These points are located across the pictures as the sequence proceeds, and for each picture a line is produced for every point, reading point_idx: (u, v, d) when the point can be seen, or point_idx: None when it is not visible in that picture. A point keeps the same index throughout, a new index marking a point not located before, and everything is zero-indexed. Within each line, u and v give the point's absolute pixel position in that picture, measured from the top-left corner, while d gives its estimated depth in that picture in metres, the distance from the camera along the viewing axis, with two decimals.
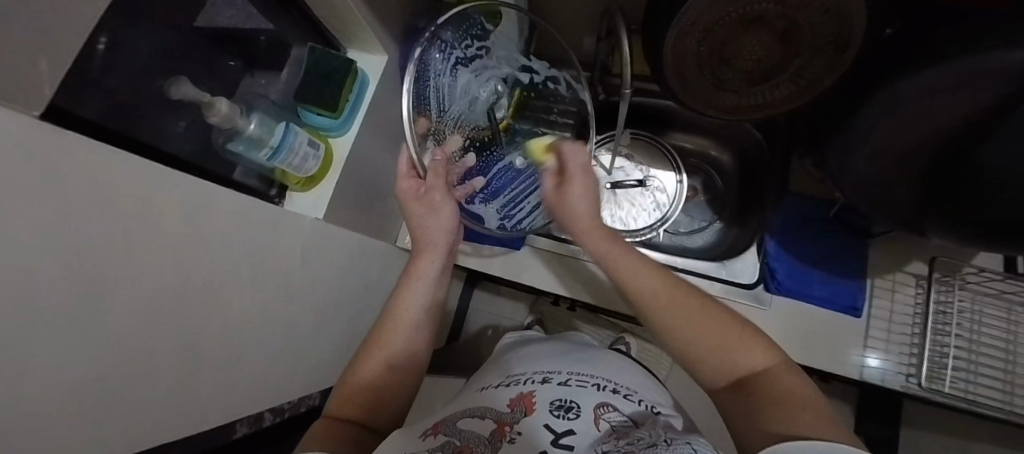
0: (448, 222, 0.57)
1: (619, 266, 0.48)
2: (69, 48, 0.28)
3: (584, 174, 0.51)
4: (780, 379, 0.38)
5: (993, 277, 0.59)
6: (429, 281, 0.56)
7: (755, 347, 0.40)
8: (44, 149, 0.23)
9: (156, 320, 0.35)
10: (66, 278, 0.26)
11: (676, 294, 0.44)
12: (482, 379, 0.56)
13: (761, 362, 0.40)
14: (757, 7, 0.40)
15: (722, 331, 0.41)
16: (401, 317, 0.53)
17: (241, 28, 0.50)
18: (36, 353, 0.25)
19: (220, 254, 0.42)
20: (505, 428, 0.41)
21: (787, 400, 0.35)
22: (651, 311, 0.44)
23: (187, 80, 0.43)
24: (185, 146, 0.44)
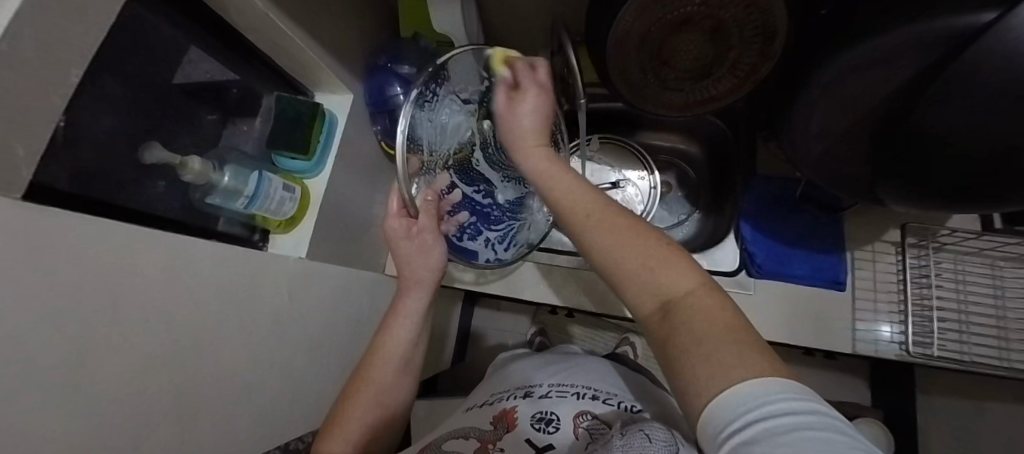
0: (437, 262, 0.59)
1: (557, 184, 0.41)
2: (41, 132, 0.30)
3: (537, 90, 0.45)
4: (701, 305, 0.31)
5: (968, 236, 0.59)
6: (412, 316, 0.57)
7: (682, 265, 0.34)
8: (21, 227, 0.25)
9: (149, 374, 0.37)
10: (53, 339, 0.28)
11: (612, 216, 0.37)
12: (474, 397, 0.58)
13: (682, 284, 0.33)
14: (683, 10, 0.43)
15: (650, 248, 0.34)
16: (386, 353, 0.55)
17: (213, 81, 0.53)
18: (30, 412, 0.26)
19: (206, 304, 0.43)
20: (488, 446, 0.44)
21: (704, 323, 0.30)
22: (585, 231, 0.37)
23: (160, 143, 0.46)
24: (166, 204, 0.46)
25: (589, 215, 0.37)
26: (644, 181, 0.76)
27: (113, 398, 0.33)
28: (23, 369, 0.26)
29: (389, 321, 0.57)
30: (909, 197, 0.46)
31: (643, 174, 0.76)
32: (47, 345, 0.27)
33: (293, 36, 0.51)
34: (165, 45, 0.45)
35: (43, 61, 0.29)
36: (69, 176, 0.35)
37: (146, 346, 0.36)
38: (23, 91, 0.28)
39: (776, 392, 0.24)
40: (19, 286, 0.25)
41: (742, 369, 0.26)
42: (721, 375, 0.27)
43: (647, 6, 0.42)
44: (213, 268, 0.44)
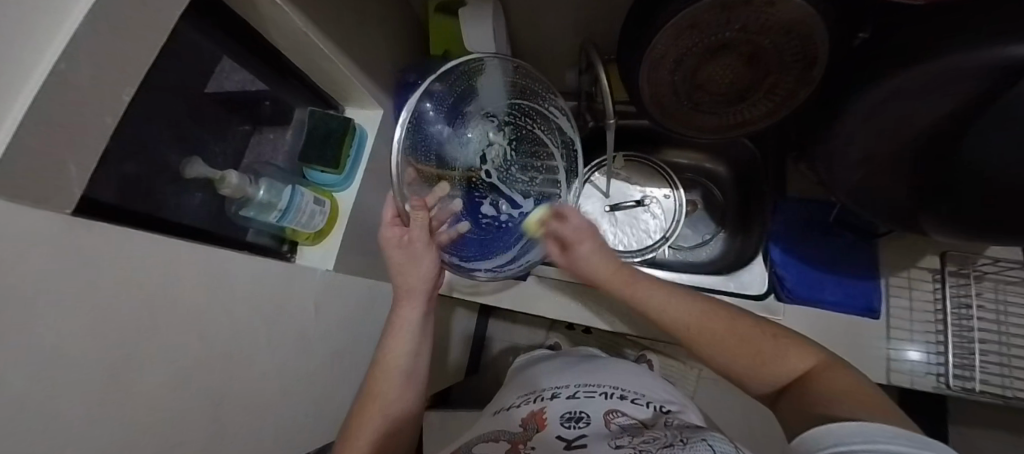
0: (429, 272, 0.58)
1: (665, 313, 0.50)
2: (95, 148, 0.31)
3: (585, 238, 0.50)
4: (833, 377, 0.40)
5: (1011, 265, 0.57)
6: (410, 326, 0.58)
7: (795, 349, 0.44)
8: (68, 243, 0.25)
9: (183, 386, 0.37)
10: (92, 355, 0.28)
11: (724, 325, 0.48)
12: (496, 397, 0.59)
13: (804, 363, 0.43)
14: (721, 36, 0.42)
15: (762, 341, 0.46)
16: (388, 365, 0.56)
17: (247, 91, 0.54)
18: (71, 426, 0.27)
19: (239, 316, 0.44)
20: (519, 445, 0.43)
21: (841, 397, 0.37)
22: (696, 338, 0.49)
23: (200, 160, 0.47)
24: (201, 216, 0.47)
25: (682, 325, 0.49)
26: (669, 199, 0.75)
27: (151, 409, 0.34)
28: (64, 384, 0.26)
29: (390, 334, 0.58)
30: (953, 227, 0.44)
31: (667, 191, 0.76)
32: (87, 361, 0.28)
33: (329, 54, 0.52)
34: (205, 60, 0.46)
35: (98, 80, 0.30)
36: (115, 189, 0.36)
37: (180, 359, 0.37)
38: (77, 110, 0.29)
39: (888, 436, 0.29)
40: (63, 301, 0.25)
41: (867, 414, 0.33)
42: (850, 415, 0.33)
43: (683, 30, 0.42)
44: (253, 280, 0.46)
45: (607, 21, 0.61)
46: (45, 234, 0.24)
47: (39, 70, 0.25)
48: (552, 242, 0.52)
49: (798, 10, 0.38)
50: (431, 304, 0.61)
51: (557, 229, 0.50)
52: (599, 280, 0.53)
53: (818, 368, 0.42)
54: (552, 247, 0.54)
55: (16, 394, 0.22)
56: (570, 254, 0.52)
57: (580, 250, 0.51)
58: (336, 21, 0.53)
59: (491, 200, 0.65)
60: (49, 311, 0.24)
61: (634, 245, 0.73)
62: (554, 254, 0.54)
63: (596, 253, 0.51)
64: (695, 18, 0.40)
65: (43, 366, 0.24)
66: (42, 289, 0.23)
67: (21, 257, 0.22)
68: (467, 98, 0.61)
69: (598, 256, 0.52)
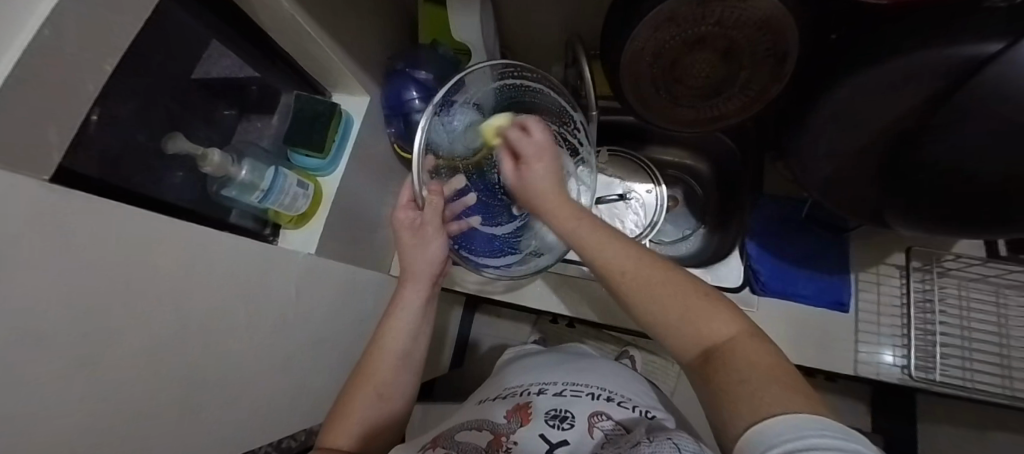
0: (436, 255, 0.60)
1: (556, 212, 0.49)
2: (77, 116, 0.31)
3: (540, 155, 0.53)
4: (744, 348, 0.34)
5: (973, 262, 0.59)
6: (412, 307, 0.59)
7: (722, 314, 0.37)
8: (47, 205, 0.26)
9: (159, 359, 0.38)
10: (71, 319, 0.28)
11: (650, 265, 0.41)
12: (481, 394, 0.57)
13: (726, 328, 0.36)
14: (698, 31, 0.44)
15: (687, 296, 0.38)
16: (386, 346, 0.56)
17: (233, 77, 0.54)
18: (48, 389, 0.27)
19: (219, 294, 0.44)
20: (501, 438, 0.42)
21: (740, 371, 0.32)
22: (628, 291, 0.41)
23: (183, 135, 0.47)
24: (182, 194, 0.47)
25: (622, 272, 0.41)
26: (651, 194, 0.77)
27: (126, 378, 0.34)
28: (44, 345, 0.26)
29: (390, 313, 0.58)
30: (914, 221, 0.47)
31: (650, 187, 0.77)
32: (67, 325, 0.28)
33: (318, 39, 0.53)
34: (192, 39, 0.46)
35: (83, 48, 0.31)
36: (96, 161, 0.36)
37: (158, 332, 0.37)
38: (60, 77, 0.29)
39: (816, 428, 0.24)
40: (44, 262, 0.26)
41: (778, 407, 0.27)
42: (763, 407, 0.28)
43: (663, 24, 0.43)
44: (225, 264, 0.45)
45: (593, 17, 0.62)
46: (26, 192, 0.24)
47: (23, 35, 0.25)
48: (505, 152, 0.56)
49: (770, 7, 0.39)
50: (434, 288, 0.63)
51: (520, 140, 0.54)
52: (542, 198, 0.52)
53: (742, 335, 0.35)
54: (506, 164, 0.56)
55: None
56: (524, 169, 0.53)
57: (532, 167, 0.53)
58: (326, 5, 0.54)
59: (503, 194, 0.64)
60: (31, 270, 0.25)
61: None
62: (509, 172, 0.56)
63: (546, 175, 0.53)
64: (673, 12, 0.41)
65: (24, 325, 0.25)
66: (23, 248, 0.24)
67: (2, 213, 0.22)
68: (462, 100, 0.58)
69: (548, 181, 0.52)
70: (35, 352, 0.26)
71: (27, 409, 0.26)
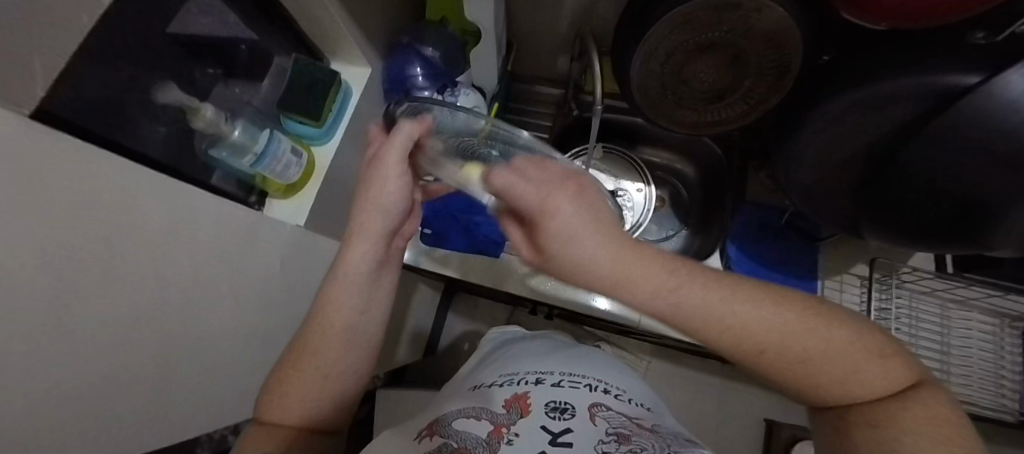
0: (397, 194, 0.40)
1: (637, 272, 0.27)
2: (62, 53, 0.28)
3: (555, 198, 0.26)
4: (934, 403, 0.29)
5: (925, 276, 0.65)
6: (364, 271, 0.41)
7: (894, 363, 0.30)
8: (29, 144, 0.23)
9: (137, 326, 0.35)
10: (53, 272, 0.26)
11: (801, 320, 0.29)
12: (473, 379, 0.57)
13: (905, 378, 0.30)
14: (709, 36, 0.46)
15: (854, 357, 0.29)
16: (331, 317, 0.41)
17: (214, 37, 0.48)
18: (25, 349, 0.25)
19: (202, 261, 0.42)
20: (501, 430, 0.42)
21: (889, 425, 0.28)
22: (736, 350, 0.30)
23: (176, 86, 0.43)
24: (166, 150, 0.43)
25: (727, 328, 0.28)
26: (640, 193, 0.79)
27: (102, 344, 0.32)
28: (25, 300, 0.24)
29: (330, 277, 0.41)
30: (882, 234, 0.51)
31: (640, 186, 0.79)
32: (49, 278, 0.26)
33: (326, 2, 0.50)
34: None
35: None
36: (81, 106, 0.33)
37: (137, 297, 0.34)
38: (52, 7, 0.26)
39: None
40: (29, 205, 0.23)
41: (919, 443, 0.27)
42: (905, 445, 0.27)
43: (677, 25, 0.45)
44: (213, 231, 0.43)
45: (604, 13, 0.63)
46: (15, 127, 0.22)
47: None
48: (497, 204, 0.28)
49: (779, 20, 0.42)
50: (393, 245, 0.44)
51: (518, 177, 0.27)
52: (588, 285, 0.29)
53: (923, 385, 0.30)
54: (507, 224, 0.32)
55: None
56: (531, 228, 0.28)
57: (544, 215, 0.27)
58: None
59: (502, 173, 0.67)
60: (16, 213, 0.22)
61: None
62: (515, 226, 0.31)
63: (581, 206, 0.27)
64: (690, 15, 0.43)
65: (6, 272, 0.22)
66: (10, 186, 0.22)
67: None
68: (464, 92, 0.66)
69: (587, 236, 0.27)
70: (16, 304, 0.23)
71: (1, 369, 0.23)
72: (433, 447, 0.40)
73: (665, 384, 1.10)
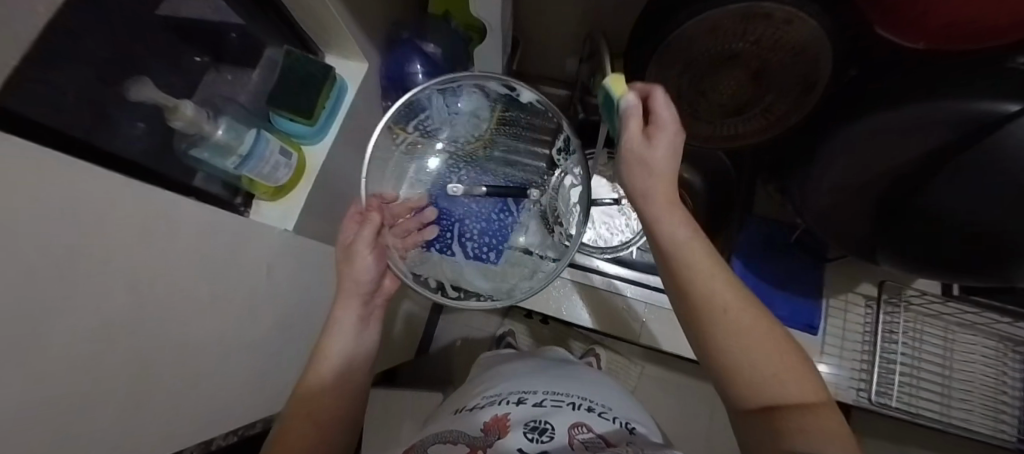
0: (372, 271, 0.50)
1: (697, 265, 0.35)
2: (21, 46, 0.24)
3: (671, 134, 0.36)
4: (830, 417, 0.31)
5: (933, 298, 0.64)
6: (350, 321, 0.48)
7: (801, 369, 0.33)
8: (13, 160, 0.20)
9: (118, 350, 0.32)
10: (33, 304, 0.23)
11: (742, 298, 0.34)
12: (460, 399, 0.56)
13: (808, 395, 0.32)
14: (735, 46, 0.44)
15: (783, 353, 0.33)
16: (322, 367, 0.45)
17: (207, 21, 0.45)
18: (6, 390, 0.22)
19: (179, 275, 0.38)
20: (477, 452, 0.41)
21: (806, 433, 0.30)
22: (718, 328, 0.34)
23: (150, 81, 0.39)
24: (137, 149, 0.39)
25: (727, 308, 0.34)
26: None
27: (81, 377, 0.28)
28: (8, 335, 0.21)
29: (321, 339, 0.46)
30: (900, 259, 0.49)
31: None
32: (28, 311, 0.22)
33: None
34: None
35: None
36: (48, 102, 0.29)
37: (116, 319, 0.31)
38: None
39: None
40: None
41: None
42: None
43: (701, 34, 0.42)
44: (196, 237, 0.40)
45: (618, 12, 0.60)
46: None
47: None
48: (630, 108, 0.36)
49: (814, 33, 0.40)
50: (371, 307, 0.51)
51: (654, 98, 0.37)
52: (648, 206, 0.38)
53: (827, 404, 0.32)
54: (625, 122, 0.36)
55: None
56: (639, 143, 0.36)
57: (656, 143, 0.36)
58: None
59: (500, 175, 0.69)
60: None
61: (603, 244, 0.76)
62: (629, 132, 0.36)
63: (669, 169, 0.37)
64: (717, 23, 0.40)
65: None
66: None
67: None
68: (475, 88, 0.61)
69: (668, 160, 0.37)
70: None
71: None
72: None
73: (656, 390, 1.10)
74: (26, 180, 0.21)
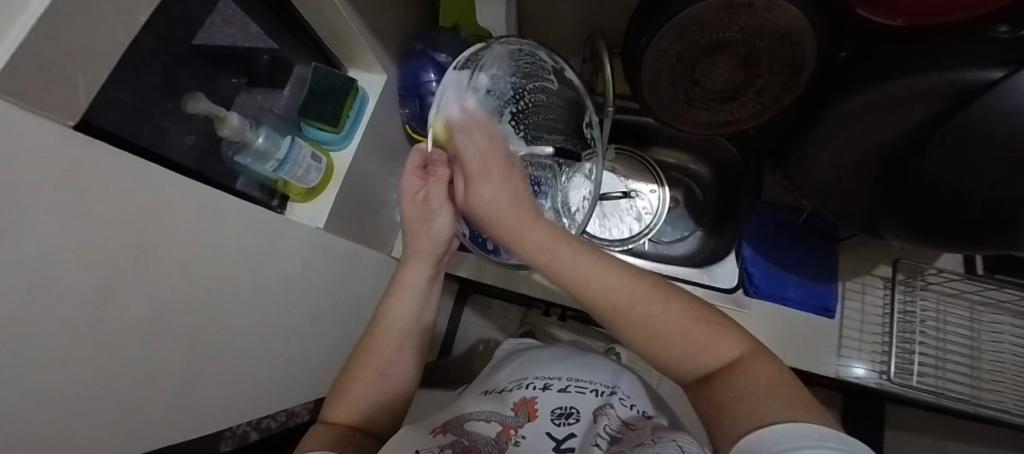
0: (443, 231, 0.51)
1: (583, 282, 0.38)
2: (104, 65, 0.31)
3: (484, 174, 0.41)
4: (760, 367, 0.34)
5: (953, 277, 0.63)
6: (416, 291, 0.52)
7: (722, 332, 0.36)
8: (68, 146, 0.26)
9: (163, 320, 0.37)
10: (83, 263, 0.28)
11: (637, 288, 0.37)
12: (485, 383, 0.58)
13: (724, 353, 0.36)
14: (721, 36, 0.46)
15: (694, 325, 0.36)
16: (392, 325, 0.51)
17: (235, 47, 0.52)
18: (49, 335, 0.26)
19: (225, 262, 0.44)
20: (509, 431, 0.43)
21: (747, 394, 0.32)
22: (620, 323, 0.37)
23: (202, 96, 0.46)
24: (192, 156, 0.45)
25: (615, 306, 0.37)
26: (655, 194, 0.79)
27: (126, 339, 0.34)
28: (59, 288, 0.26)
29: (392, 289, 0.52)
30: (901, 232, 0.49)
31: (653, 187, 0.79)
32: (74, 270, 0.27)
33: (343, 12, 0.53)
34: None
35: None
36: (117, 115, 0.35)
37: (164, 293, 0.37)
38: (92, 24, 0.28)
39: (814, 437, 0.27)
40: (55, 206, 0.25)
41: (780, 411, 0.30)
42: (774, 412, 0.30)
43: (688, 27, 0.45)
44: (237, 230, 0.45)
45: (613, 13, 0.64)
46: (33, 132, 0.23)
47: None
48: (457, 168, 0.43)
49: (795, 18, 0.42)
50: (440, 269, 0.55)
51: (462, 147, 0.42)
52: (512, 232, 0.40)
53: (751, 354, 0.35)
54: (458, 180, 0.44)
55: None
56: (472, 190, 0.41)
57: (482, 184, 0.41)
58: None
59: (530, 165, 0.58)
60: (34, 213, 0.23)
61: (614, 235, 0.76)
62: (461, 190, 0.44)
63: (502, 195, 0.41)
64: (701, 16, 0.44)
65: (26, 268, 0.23)
66: (36, 186, 0.23)
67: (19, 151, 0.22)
68: (460, 63, 0.49)
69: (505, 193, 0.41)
70: (46, 292, 0.25)
71: (28, 352, 0.25)
72: (445, 444, 0.41)
73: None
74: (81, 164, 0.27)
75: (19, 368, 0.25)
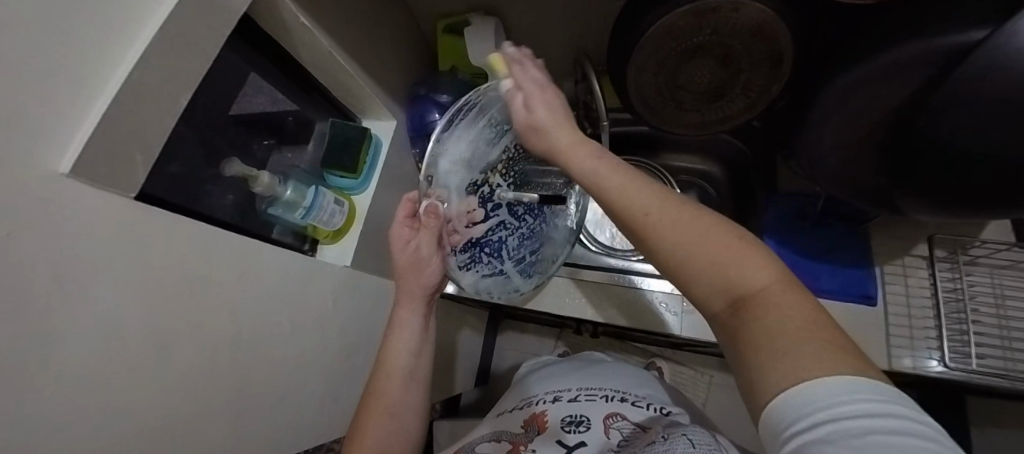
0: (432, 277, 0.56)
1: (631, 200, 0.35)
2: (155, 141, 0.36)
3: (544, 89, 0.45)
4: (784, 303, 0.26)
5: (1001, 248, 0.59)
6: (412, 327, 0.56)
7: (754, 258, 0.29)
8: (118, 213, 0.31)
9: (216, 360, 0.42)
10: (138, 312, 0.32)
11: (666, 200, 0.33)
12: (501, 403, 0.61)
13: (758, 280, 0.28)
14: (696, 40, 0.49)
15: (713, 249, 0.30)
16: (390, 366, 0.54)
17: (266, 112, 0.59)
18: (112, 374, 0.31)
19: (264, 304, 0.48)
20: (519, 447, 0.46)
21: (757, 310, 0.27)
22: (639, 228, 0.34)
23: (237, 160, 0.52)
24: (230, 212, 0.51)
25: (644, 210, 0.33)
26: None
27: (178, 381, 0.37)
28: (117, 334, 0.31)
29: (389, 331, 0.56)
30: (923, 205, 0.47)
31: None
32: (131, 318, 0.32)
33: (351, 71, 0.60)
34: (239, 76, 0.52)
35: (165, 83, 0.36)
36: (163, 185, 0.41)
37: (213, 335, 0.41)
38: (148, 109, 0.34)
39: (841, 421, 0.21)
40: (112, 265, 0.30)
41: (808, 363, 0.23)
42: (784, 367, 0.24)
43: (662, 37, 0.48)
44: (274, 275, 0.50)
45: (598, 32, 0.68)
46: (93, 204, 0.28)
47: (116, 79, 0.31)
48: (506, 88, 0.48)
49: (763, 14, 0.44)
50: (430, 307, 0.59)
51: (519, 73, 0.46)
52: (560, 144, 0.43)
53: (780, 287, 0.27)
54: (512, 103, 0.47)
55: (55, 339, 0.26)
56: (530, 114, 0.45)
57: (535, 99, 0.45)
58: (355, 40, 0.60)
59: (506, 219, 0.62)
60: (94, 269, 0.28)
61: None
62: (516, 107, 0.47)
63: (556, 116, 0.44)
64: (672, 25, 0.46)
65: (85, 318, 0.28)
66: (92, 248, 0.28)
67: (72, 217, 0.27)
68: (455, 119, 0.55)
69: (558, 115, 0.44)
70: (108, 337, 0.30)
71: (96, 393, 0.29)
72: None
73: (731, 399, 1.04)
74: (131, 225, 0.32)
75: (89, 404, 0.29)
